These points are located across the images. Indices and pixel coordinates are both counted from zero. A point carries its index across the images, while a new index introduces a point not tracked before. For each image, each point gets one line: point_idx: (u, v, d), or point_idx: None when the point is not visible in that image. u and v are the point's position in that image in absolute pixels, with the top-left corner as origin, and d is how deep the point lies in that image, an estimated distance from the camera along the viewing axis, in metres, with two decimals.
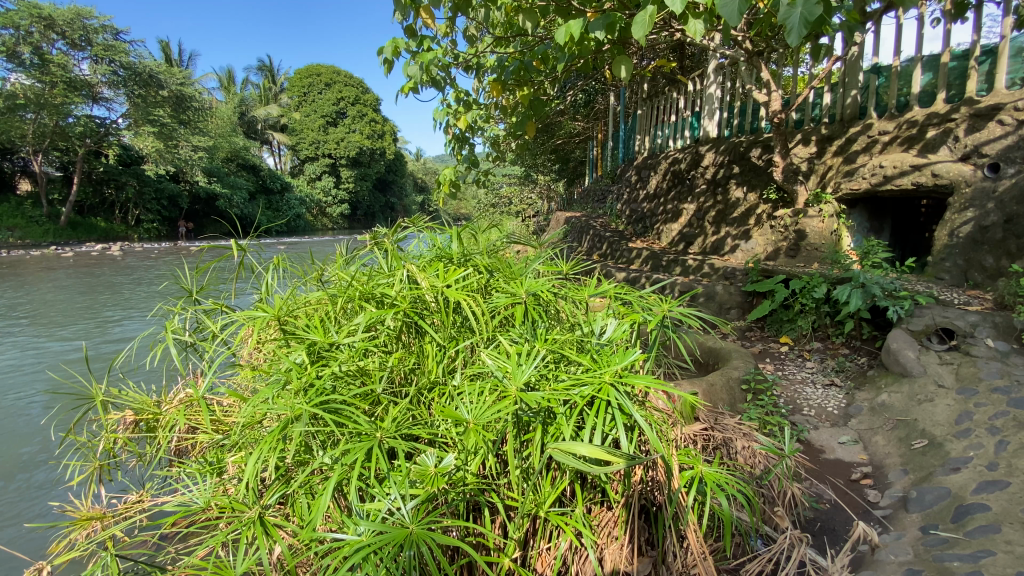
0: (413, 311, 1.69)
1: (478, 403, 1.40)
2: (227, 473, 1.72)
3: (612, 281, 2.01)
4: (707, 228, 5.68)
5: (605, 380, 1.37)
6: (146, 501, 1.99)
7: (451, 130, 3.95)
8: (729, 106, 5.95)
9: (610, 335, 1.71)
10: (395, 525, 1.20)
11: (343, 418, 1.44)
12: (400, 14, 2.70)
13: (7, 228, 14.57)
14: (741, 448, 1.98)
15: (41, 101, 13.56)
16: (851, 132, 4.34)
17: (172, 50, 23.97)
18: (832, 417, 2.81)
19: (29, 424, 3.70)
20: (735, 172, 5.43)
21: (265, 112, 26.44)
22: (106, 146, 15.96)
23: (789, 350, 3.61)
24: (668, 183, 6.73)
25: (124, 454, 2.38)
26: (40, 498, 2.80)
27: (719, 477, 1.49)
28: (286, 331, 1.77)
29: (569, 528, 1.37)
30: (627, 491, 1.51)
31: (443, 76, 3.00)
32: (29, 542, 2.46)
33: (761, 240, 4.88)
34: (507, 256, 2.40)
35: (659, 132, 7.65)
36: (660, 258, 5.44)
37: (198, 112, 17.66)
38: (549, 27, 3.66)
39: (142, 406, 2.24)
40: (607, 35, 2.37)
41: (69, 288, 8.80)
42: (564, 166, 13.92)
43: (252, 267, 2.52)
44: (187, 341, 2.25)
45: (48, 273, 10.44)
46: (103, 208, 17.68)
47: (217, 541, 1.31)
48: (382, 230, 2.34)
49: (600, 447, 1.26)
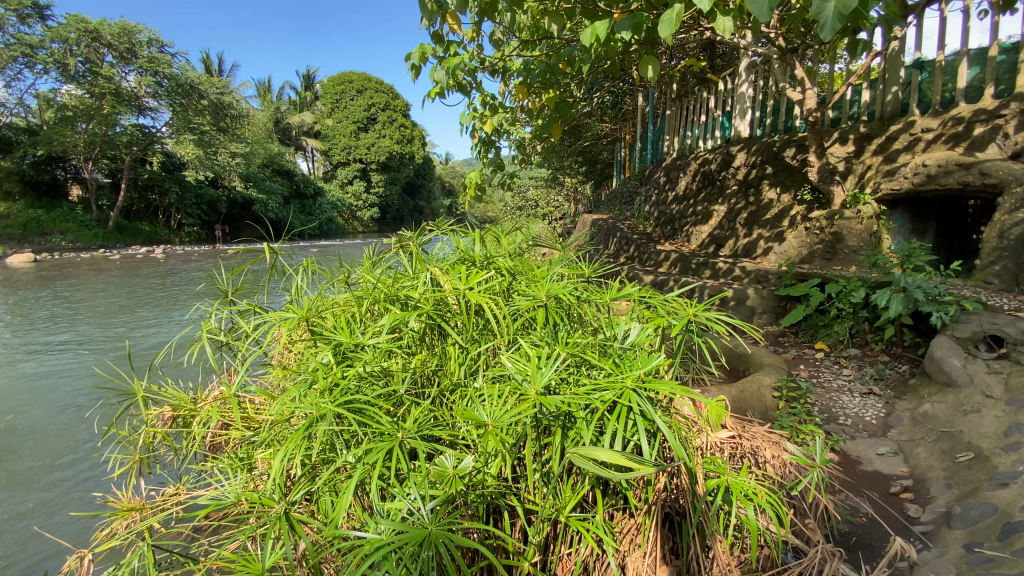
0: (436, 312, 1.72)
1: (498, 405, 1.40)
2: (257, 469, 1.77)
3: (636, 283, 1.95)
4: (739, 229, 5.53)
5: (625, 384, 1.34)
6: (182, 494, 2.06)
7: (478, 134, 3.99)
8: (761, 105, 5.79)
9: (633, 339, 1.68)
10: (415, 525, 1.20)
11: (367, 419, 1.45)
12: (427, 20, 2.76)
13: (60, 233, 15.71)
14: (771, 457, 1.84)
15: (91, 112, 14.44)
16: (892, 130, 4.17)
17: (212, 61, 25.09)
18: (871, 427, 2.68)
19: (75, 417, 3.92)
20: (769, 172, 5.31)
21: (300, 119, 27.26)
22: (151, 154, 16.80)
23: (824, 357, 3.48)
24: (698, 184, 6.62)
25: (162, 448, 2.47)
26: (85, 487, 2.96)
27: (747, 487, 1.45)
28: (315, 332, 1.82)
29: (589, 533, 1.36)
30: (650, 499, 1.50)
31: (469, 80, 3.04)
32: (74, 531, 2.60)
33: (795, 242, 4.71)
34: (531, 258, 2.40)
35: (688, 132, 7.51)
36: (689, 260, 5.35)
37: (236, 119, 18.36)
38: (575, 29, 3.65)
39: (179, 403, 2.35)
40: (634, 35, 2.36)
41: (123, 288, 9.34)
42: (591, 168, 13.84)
43: (284, 270, 2.57)
44: (222, 340, 2.34)
45: (98, 273, 11.17)
46: (148, 213, 18.65)
47: (245, 536, 1.35)
48: (407, 233, 2.40)
49: (621, 453, 1.22)
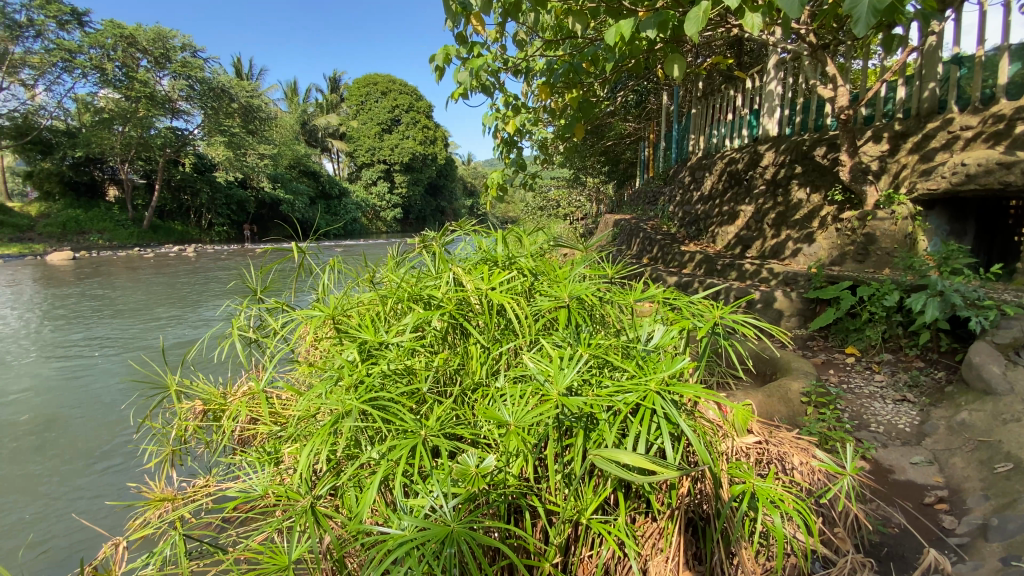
0: (458, 312, 1.73)
1: (520, 405, 1.41)
2: (283, 463, 1.81)
3: (661, 285, 1.92)
4: (766, 230, 5.41)
5: (649, 387, 1.33)
6: (212, 486, 2.12)
7: (500, 134, 4.00)
8: (790, 103, 5.66)
9: (657, 341, 1.66)
10: (437, 522, 1.21)
11: (390, 416, 1.47)
12: (451, 22, 2.79)
13: (98, 232, 16.34)
14: (799, 464, 1.80)
15: (127, 114, 15.05)
16: (928, 128, 4.03)
17: (243, 65, 25.80)
18: (904, 435, 2.59)
19: (113, 409, 4.07)
20: (798, 172, 5.19)
21: (325, 121, 27.77)
22: (184, 155, 17.37)
23: (855, 361, 3.37)
24: (724, 184, 6.50)
25: (193, 441, 2.55)
26: (120, 477, 3.07)
27: (774, 493, 1.41)
28: (340, 330, 1.85)
29: (610, 537, 1.34)
30: (673, 503, 1.48)
31: (493, 81, 3.05)
32: (110, 518, 2.70)
33: (825, 244, 4.58)
34: (553, 258, 2.39)
35: (714, 131, 7.38)
36: (714, 262, 5.25)
37: (264, 121, 18.82)
38: (599, 28, 3.63)
39: (210, 397, 2.42)
40: (659, 33, 2.33)
41: (157, 285, 9.65)
42: (614, 168, 13.72)
43: (311, 269, 2.63)
44: (252, 337, 2.40)
45: (133, 271, 11.59)
46: (180, 213, 19.26)
47: (272, 528, 1.38)
48: (430, 233, 2.42)
49: (644, 456, 1.21)
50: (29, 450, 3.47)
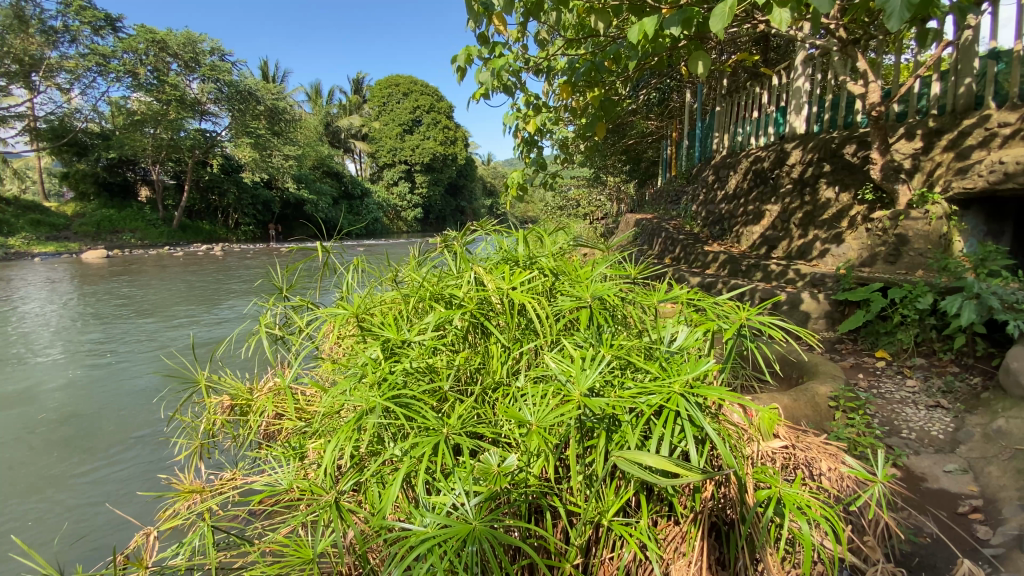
0: (479, 311, 1.74)
1: (541, 405, 1.40)
2: (308, 458, 1.84)
3: (685, 285, 1.89)
4: (793, 230, 5.29)
5: (673, 389, 1.31)
6: (239, 479, 2.17)
7: (521, 134, 3.99)
8: (819, 99, 5.52)
9: (681, 342, 1.63)
10: (459, 520, 1.21)
11: (413, 413, 1.49)
12: (473, 22, 2.80)
13: (130, 231, 16.89)
14: (827, 470, 1.74)
15: (158, 117, 15.52)
16: (964, 125, 3.89)
17: (269, 68, 26.38)
18: (937, 443, 2.50)
19: (146, 403, 4.20)
20: (826, 170, 5.06)
21: (348, 122, 28.18)
22: (212, 157, 17.84)
23: (886, 366, 3.27)
24: (749, 183, 6.37)
25: (221, 435, 2.61)
26: (152, 469, 3.17)
27: (801, 500, 1.37)
28: (363, 328, 1.88)
29: (632, 539, 1.33)
30: (696, 507, 1.46)
31: (514, 81, 3.05)
32: (142, 508, 2.79)
33: (855, 244, 4.45)
34: (574, 258, 2.37)
35: (739, 129, 7.25)
36: (738, 262, 5.16)
37: (289, 123, 19.18)
38: (622, 26, 3.60)
39: (237, 393, 2.49)
40: (684, 30, 2.30)
41: (187, 283, 9.92)
42: (635, 167, 13.59)
43: (335, 268, 2.67)
44: (278, 334, 2.45)
45: (164, 269, 11.95)
46: (208, 213, 19.79)
47: (298, 521, 1.41)
48: (452, 233, 2.43)
49: (668, 458, 1.19)
50: (67, 441, 3.60)
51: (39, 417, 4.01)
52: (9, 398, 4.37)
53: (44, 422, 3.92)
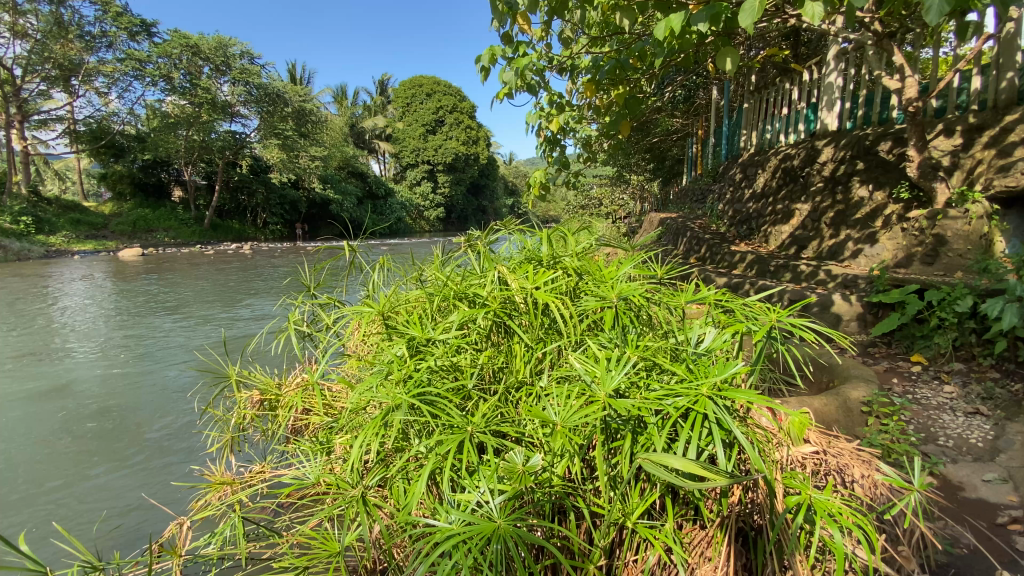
0: (503, 311, 1.74)
1: (566, 405, 1.40)
2: (334, 453, 1.87)
3: (712, 286, 1.85)
4: (824, 230, 5.15)
5: (701, 392, 1.29)
6: (267, 472, 2.22)
7: (543, 133, 3.99)
8: (852, 95, 5.35)
9: (708, 344, 1.60)
10: (483, 518, 1.22)
11: (438, 410, 1.50)
12: (497, 22, 2.80)
13: (164, 230, 17.47)
14: (860, 477, 1.68)
15: (191, 119, 16.03)
16: (1008, 120, 3.72)
17: (296, 70, 26.95)
18: (976, 451, 2.40)
19: (179, 397, 4.33)
20: (859, 168, 4.92)
21: (373, 122, 28.58)
22: (242, 158, 18.33)
23: (921, 370, 3.16)
24: (778, 181, 6.23)
25: (251, 429, 2.68)
26: (185, 461, 3.27)
27: (833, 507, 1.33)
28: (388, 326, 1.90)
29: (657, 542, 1.31)
30: (723, 511, 1.43)
31: (538, 80, 3.04)
32: (175, 499, 2.88)
33: (889, 244, 4.31)
34: (598, 258, 2.35)
35: (768, 126, 7.08)
36: (766, 263, 5.05)
37: (316, 124, 19.56)
38: (648, 23, 3.55)
39: (266, 388, 2.55)
40: (712, 26, 2.25)
41: (218, 281, 10.21)
42: (659, 165, 13.43)
43: (361, 266, 2.71)
44: (305, 332, 2.50)
45: (195, 267, 12.33)
46: (238, 212, 20.33)
47: (326, 514, 1.44)
48: (476, 233, 2.44)
49: (695, 462, 1.17)
50: (105, 433, 3.73)
51: (79, 410, 4.16)
52: (50, 391, 4.55)
53: (83, 414, 4.07)
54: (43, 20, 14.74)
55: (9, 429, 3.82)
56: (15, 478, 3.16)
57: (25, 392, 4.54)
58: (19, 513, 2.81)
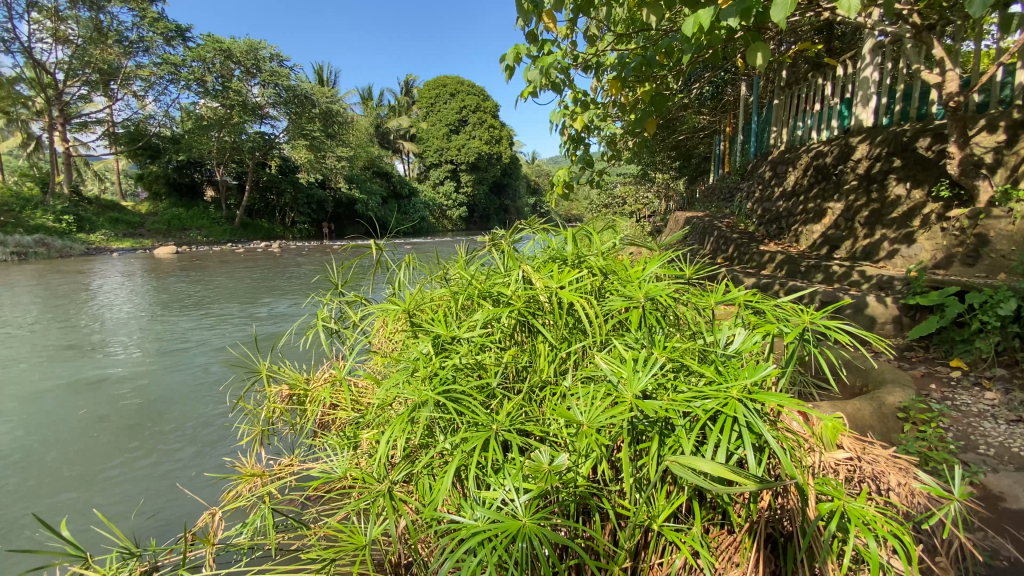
0: (527, 310, 1.74)
1: (591, 405, 1.39)
2: (360, 448, 1.90)
3: (742, 286, 1.81)
4: (857, 229, 4.99)
5: (730, 394, 1.26)
6: (295, 465, 2.27)
7: (567, 132, 3.97)
8: (888, 90, 5.17)
9: (737, 346, 1.57)
10: (509, 516, 1.22)
11: (463, 408, 1.51)
12: (523, 21, 2.80)
13: (197, 228, 18.04)
14: (896, 485, 1.61)
15: (223, 121, 16.50)
16: None
17: (324, 72, 27.47)
18: (1020, 461, 2.30)
19: (211, 391, 4.47)
20: (896, 166, 4.75)
21: (397, 122, 28.91)
22: (271, 158, 18.78)
23: (961, 376, 3.03)
24: (810, 179, 6.06)
25: (280, 422, 2.75)
26: (216, 453, 3.36)
27: (868, 515, 1.29)
28: (414, 324, 1.92)
29: (684, 546, 1.30)
30: (752, 516, 1.40)
31: (563, 78, 3.03)
32: (207, 489, 2.97)
33: (927, 244, 4.15)
34: (623, 257, 2.33)
35: (799, 122, 6.90)
36: (797, 263, 4.91)
37: (342, 125, 19.89)
38: (675, 19, 3.50)
39: (295, 383, 2.61)
40: (742, 21, 2.20)
41: (248, 279, 10.48)
42: (686, 163, 13.22)
43: (386, 265, 2.74)
44: (333, 328, 2.55)
45: (226, 264, 12.69)
46: (267, 211, 20.84)
47: (353, 508, 1.46)
48: (500, 232, 2.45)
49: (724, 465, 1.15)
50: (142, 424, 3.87)
51: (117, 401, 4.33)
52: (91, 383, 4.74)
53: (121, 406, 4.23)
54: (84, 26, 15.38)
55: (53, 420, 4.00)
56: (59, 467, 3.30)
57: (68, 384, 4.74)
58: (63, 500, 2.94)
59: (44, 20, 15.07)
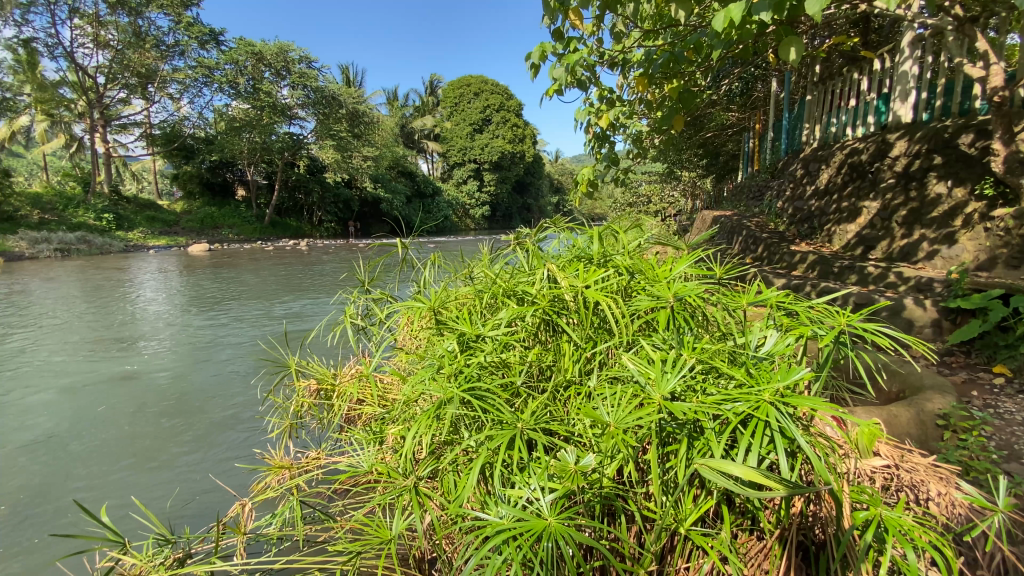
0: (552, 309, 1.73)
1: (618, 406, 1.38)
2: (386, 443, 1.92)
3: (775, 287, 1.77)
4: (894, 229, 4.81)
5: (762, 398, 1.23)
6: (322, 459, 2.31)
7: (592, 129, 3.94)
8: (929, 84, 4.98)
9: (769, 348, 1.54)
10: (534, 515, 1.21)
11: (488, 406, 1.51)
12: (549, 19, 2.79)
13: (228, 227, 18.56)
14: (937, 495, 1.54)
15: (254, 122, 16.94)
16: None
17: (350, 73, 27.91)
18: None
19: (241, 385, 4.59)
20: (937, 163, 4.57)
21: (422, 122, 29.17)
22: (299, 158, 19.19)
23: (1006, 382, 2.90)
24: (844, 177, 5.87)
25: (308, 416, 2.80)
26: (247, 445, 3.46)
27: (907, 526, 1.24)
28: (439, 321, 1.93)
29: (712, 551, 1.27)
30: (783, 523, 1.37)
31: (589, 76, 3.00)
32: (238, 481, 3.05)
33: (969, 245, 3.97)
34: (650, 257, 2.29)
35: (833, 119, 6.69)
36: (829, 264, 4.77)
37: (369, 125, 20.19)
38: (705, 14, 3.43)
39: (323, 378, 2.66)
40: (776, 14, 2.14)
41: (277, 276, 10.74)
42: (713, 162, 12.96)
43: (412, 263, 2.77)
44: (359, 325, 2.59)
45: (256, 262, 13.02)
46: (295, 210, 21.30)
47: (379, 502, 1.48)
48: (525, 230, 2.44)
49: (755, 469, 1.12)
50: (177, 415, 4.02)
51: (153, 394, 4.49)
52: (129, 375, 4.93)
53: (157, 398, 4.38)
54: (124, 31, 15.95)
55: (94, 410, 4.17)
56: (99, 455, 3.44)
57: (109, 376, 4.94)
58: (104, 487, 3.07)
59: (85, 26, 15.69)
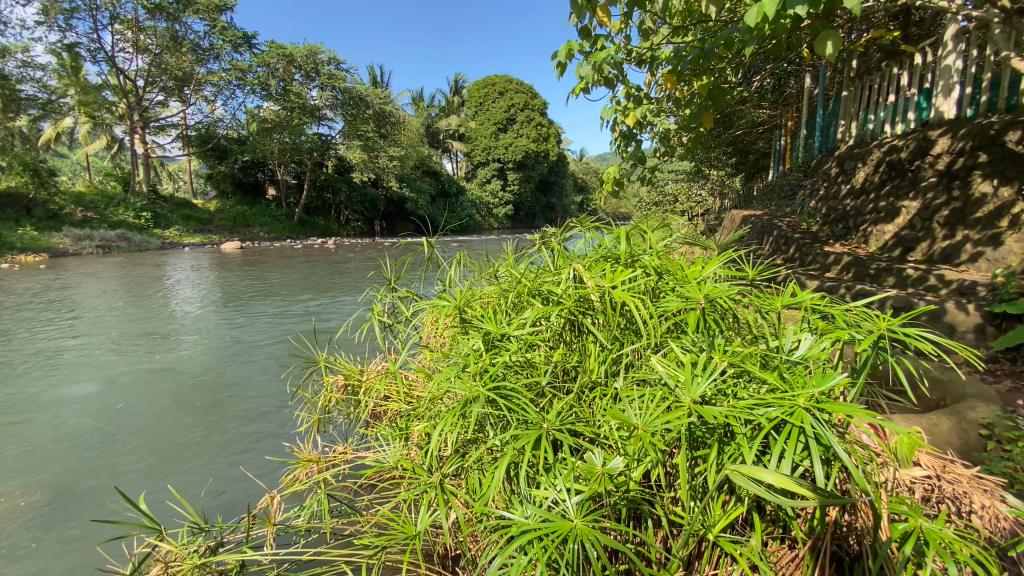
0: (578, 309, 1.72)
1: (646, 408, 1.36)
2: (411, 440, 1.95)
3: (810, 290, 1.71)
4: (935, 230, 4.62)
5: (797, 403, 1.20)
6: (349, 454, 2.35)
7: (619, 128, 3.90)
8: (974, 79, 4.76)
9: (804, 353, 1.49)
10: (560, 516, 1.21)
11: (513, 405, 1.51)
12: (576, 17, 2.77)
13: (259, 225, 19.06)
14: (981, 508, 1.46)
15: (284, 123, 17.35)
16: None
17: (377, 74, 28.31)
18: None
19: (270, 379, 4.70)
20: (981, 161, 4.37)
21: (447, 122, 29.36)
22: (328, 158, 19.56)
23: None
24: (881, 176, 5.67)
25: (335, 412, 2.85)
26: (276, 438, 3.55)
27: (949, 539, 1.19)
28: (465, 320, 1.94)
29: (742, 559, 1.25)
30: (816, 532, 1.34)
31: (616, 74, 2.97)
32: (268, 473, 3.14)
33: (1017, 247, 3.79)
34: (678, 256, 2.25)
35: (870, 115, 6.47)
36: (865, 266, 4.61)
37: (395, 126, 20.43)
38: (736, 9, 3.35)
39: (350, 375, 2.71)
40: (811, 8, 2.08)
41: (305, 274, 10.97)
42: (742, 160, 12.66)
43: (437, 261, 2.79)
44: (386, 322, 2.62)
45: (286, 260, 13.33)
46: (323, 210, 21.72)
47: (405, 498, 1.50)
48: (551, 230, 2.43)
49: (788, 476, 1.09)
50: (209, 408, 4.14)
51: (187, 387, 4.64)
52: (165, 369, 5.11)
53: (190, 391, 4.53)
54: (160, 36, 16.39)
55: (132, 402, 4.33)
56: (138, 445, 3.58)
57: (146, 369, 5.13)
58: (142, 475, 3.20)
59: (126, 32, 16.31)
